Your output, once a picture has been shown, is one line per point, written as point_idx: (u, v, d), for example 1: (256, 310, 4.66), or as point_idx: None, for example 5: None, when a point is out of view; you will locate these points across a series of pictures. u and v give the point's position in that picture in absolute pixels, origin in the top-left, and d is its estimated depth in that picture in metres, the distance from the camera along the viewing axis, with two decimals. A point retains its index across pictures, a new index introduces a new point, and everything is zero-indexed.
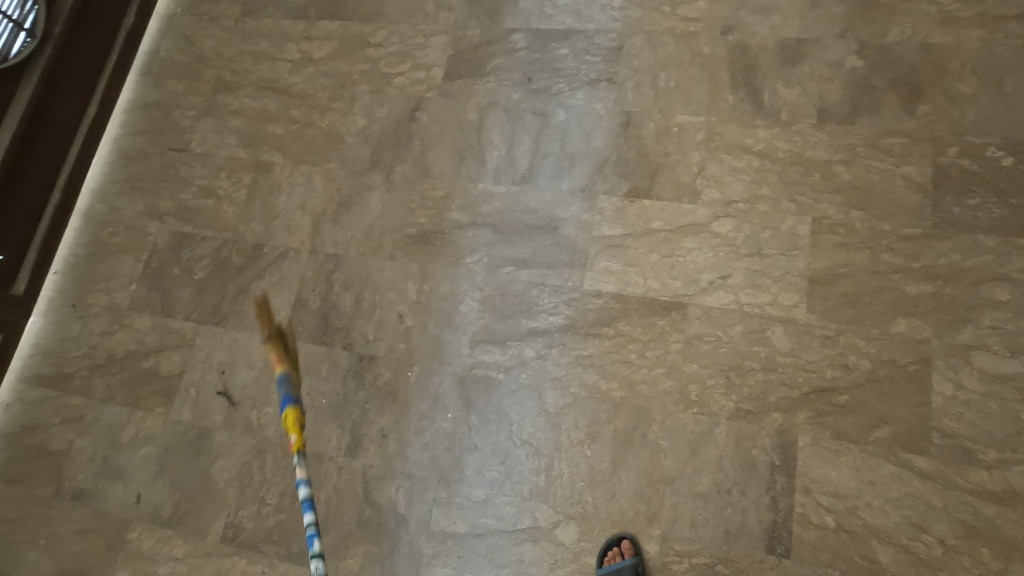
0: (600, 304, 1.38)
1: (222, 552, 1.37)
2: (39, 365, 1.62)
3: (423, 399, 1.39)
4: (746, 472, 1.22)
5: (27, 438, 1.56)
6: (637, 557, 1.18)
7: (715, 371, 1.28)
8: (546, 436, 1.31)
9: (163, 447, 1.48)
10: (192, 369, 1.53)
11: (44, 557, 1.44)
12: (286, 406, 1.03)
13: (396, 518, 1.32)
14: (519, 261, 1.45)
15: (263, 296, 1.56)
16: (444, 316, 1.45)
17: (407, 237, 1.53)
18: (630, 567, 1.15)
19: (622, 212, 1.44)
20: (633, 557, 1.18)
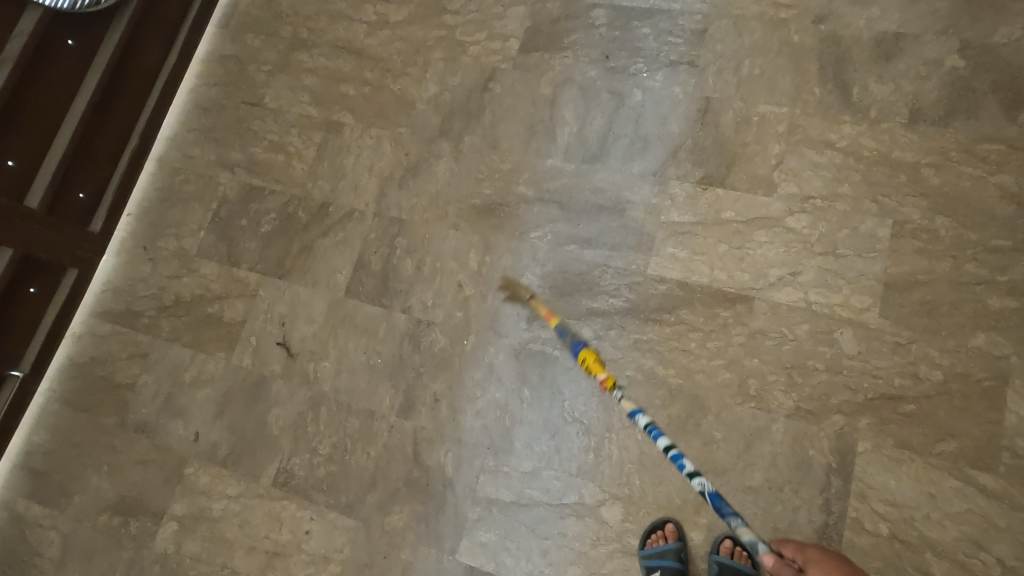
0: (664, 290, 1.37)
1: (272, 495, 1.42)
2: (110, 302, 1.69)
3: (478, 368, 1.41)
4: (801, 472, 1.20)
5: (96, 370, 1.63)
6: (681, 543, 1.20)
7: (777, 368, 1.27)
8: (598, 416, 1.32)
9: (223, 390, 1.53)
10: (254, 318, 1.58)
11: (106, 482, 1.52)
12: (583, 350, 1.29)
13: (444, 481, 1.34)
14: (583, 240, 1.45)
15: (327, 254, 1.59)
16: (504, 289, 1.45)
17: (473, 208, 1.54)
18: (675, 553, 1.18)
19: (693, 199, 1.42)
20: (678, 542, 1.20)
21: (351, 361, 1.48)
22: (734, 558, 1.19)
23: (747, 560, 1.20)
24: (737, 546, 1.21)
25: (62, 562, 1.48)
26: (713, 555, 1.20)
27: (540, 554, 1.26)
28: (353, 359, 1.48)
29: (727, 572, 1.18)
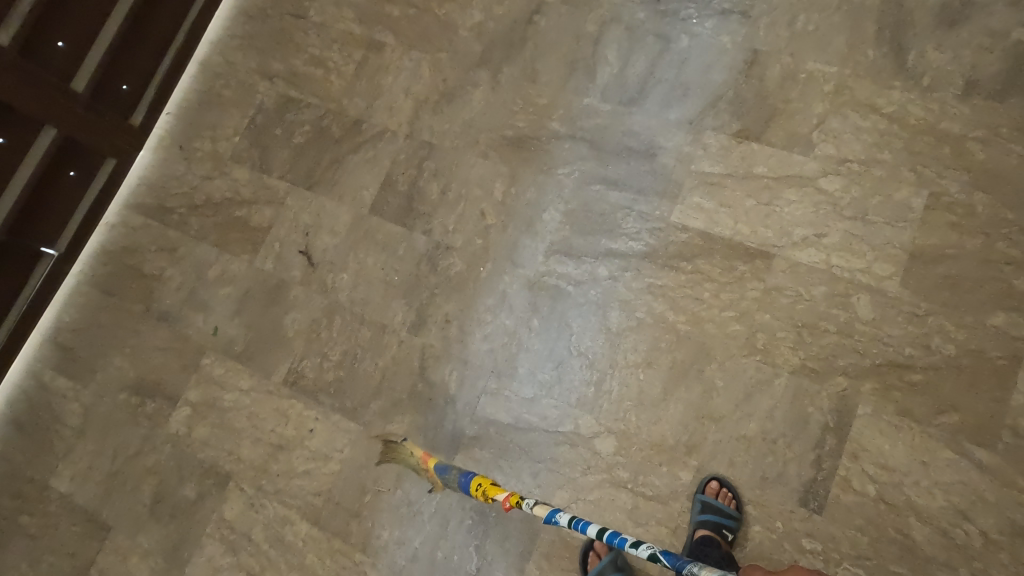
0: (684, 238, 1.36)
1: (281, 393, 1.48)
2: (144, 196, 1.73)
3: (491, 294, 1.43)
4: (796, 426, 1.21)
5: (126, 258, 1.69)
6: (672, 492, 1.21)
7: (788, 325, 1.27)
8: (603, 353, 1.34)
9: (243, 289, 1.58)
10: (280, 225, 1.61)
11: (128, 364, 1.59)
12: (476, 481, 1.19)
13: (446, 397, 1.39)
14: (610, 181, 1.44)
15: (356, 170, 1.61)
16: (525, 221, 1.46)
17: (504, 139, 1.54)
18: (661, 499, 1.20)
19: (726, 151, 1.40)
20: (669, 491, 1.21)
21: (369, 275, 1.51)
22: (719, 499, 1.18)
23: (733, 504, 1.18)
24: (725, 489, 1.19)
25: (82, 431, 1.57)
26: (698, 494, 1.20)
27: (530, 475, 1.30)
28: (370, 274, 1.51)
29: (707, 511, 1.16)
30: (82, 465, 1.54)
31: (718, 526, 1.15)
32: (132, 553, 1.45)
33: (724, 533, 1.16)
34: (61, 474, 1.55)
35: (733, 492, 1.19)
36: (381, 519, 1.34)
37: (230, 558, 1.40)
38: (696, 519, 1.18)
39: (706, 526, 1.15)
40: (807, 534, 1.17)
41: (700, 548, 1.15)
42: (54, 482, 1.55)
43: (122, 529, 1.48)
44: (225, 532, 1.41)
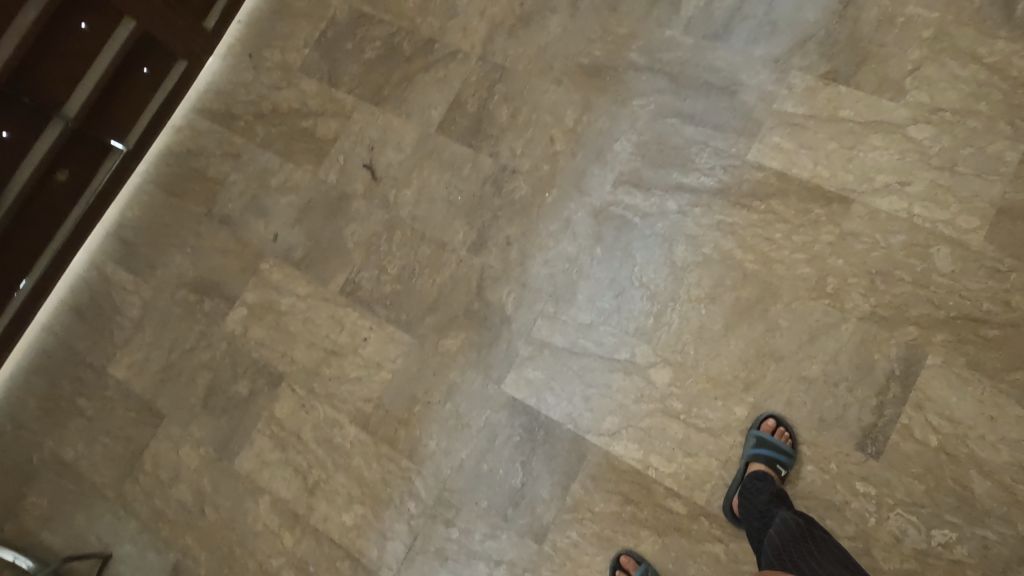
0: (760, 177, 1.33)
1: (338, 302, 1.50)
2: (211, 101, 1.73)
3: (555, 220, 1.42)
4: (860, 371, 1.20)
5: (191, 161, 1.70)
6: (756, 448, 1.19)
7: (861, 272, 1.24)
8: (665, 285, 1.32)
9: (305, 199, 1.59)
10: (345, 139, 1.61)
11: (188, 263, 1.62)
12: None
13: (502, 318, 1.39)
14: (687, 115, 1.40)
15: (424, 89, 1.59)
16: (596, 150, 1.44)
17: (579, 67, 1.50)
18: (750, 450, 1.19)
19: (812, 92, 1.35)
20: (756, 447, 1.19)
21: (432, 194, 1.51)
22: (775, 435, 1.18)
23: (789, 441, 1.18)
24: (782, 427, 1.19)
25: (140, 323, 1.61)
26: (753, 430, 1.20)
27: (582, 399, 1.31)
28: (433, 193, 1.51)
29: (761, 445, 1.16)
30: (139, 356, 1.59)
31: (773, 462, 1.15)
32: (185, 441, 1.50)
33: (778, 468, 1.16)
34: (119, 362, 1.60)
35: (790, 431, 1.19)
36: (430, 429, 1.37)
37: (279, 454, 1.44)
38: (749, 454, 1.18)
39: (760, 461, 1.16)
40: (861, 477, 1.16)
41: (753, 482, 1.15)
42: (112, 369, 1.60)
43: (176, 419, 1.53)
44: (275, 430, 1.45)
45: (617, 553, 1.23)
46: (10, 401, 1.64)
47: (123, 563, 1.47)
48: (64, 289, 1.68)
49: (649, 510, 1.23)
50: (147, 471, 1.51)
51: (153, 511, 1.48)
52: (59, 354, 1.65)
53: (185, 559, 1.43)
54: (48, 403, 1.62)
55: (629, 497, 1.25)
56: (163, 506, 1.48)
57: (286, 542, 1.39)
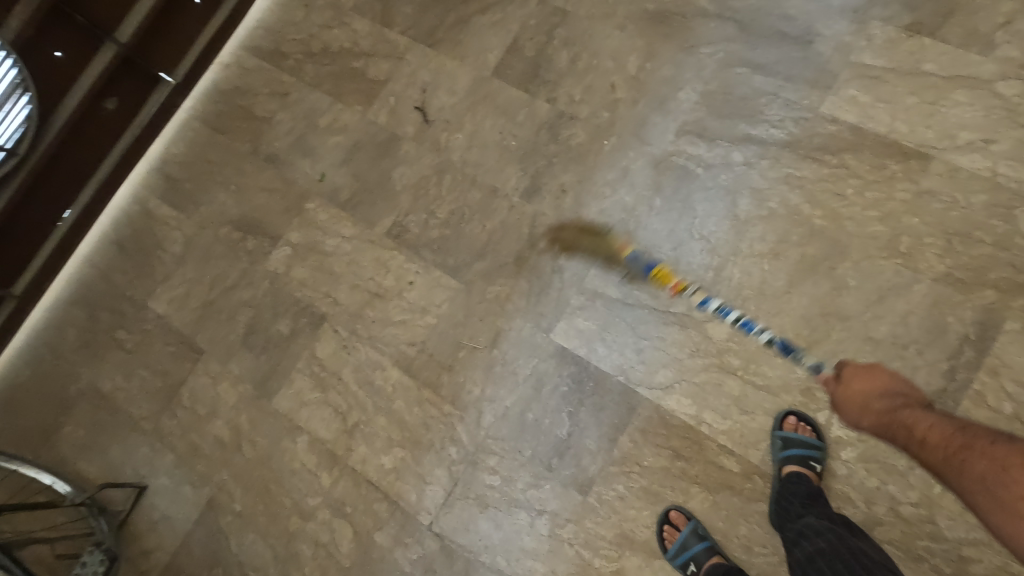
0: (832, 131, 1.27)
1: (383, 244, 1.47)
2: (260, 39, 1.68)
3: (612, 169, 1.37)
4: (932, 334, 1.14)
5: (237, 99, 1.66)
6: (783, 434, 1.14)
7: (937, 232, 1.18)
8: (727, 239, 1.27)
9: (353, 140, 1.56)
10: (396, 80, 1.57)
11: (231, 200, 1.59)
12: None
13: (553, 266, 1.35)
14: (757, 65, 1.34)
15: (480, 32, 1.54)
16: (658, 98, 1.39)
17: (644, 13, 1.44)
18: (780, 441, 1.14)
19: (893, 44, 1.28)
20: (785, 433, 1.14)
21: (484, 138, 1.47)
22: (799, 433, 1.14)
23: (814, 434, 1.14)
24: (803, 422, 1.15)
25: (182, 259, 1.58)
26: (776, 431, 1.16)
27: (634, 351, 1.27)
28: (486, 137, 1.47)
29: (790, 447, 1.12)
30: (179, 291, 1.56)
31: (804, 459, 1.11)
32: (223, 378, 1.48)
33: (813, 464, 1.11)
34: (159, 297, 1.57)
35: (812, 424, 1.15)
36: (474, 376, 1.33)
37: (319, 394, 1.41)
38: (779, 458, 1.13)
39: (792, 463, 1.11)
40: None
41: (786, 489, 1.11)
42: (152, 303, 1.57)
43: (215, 355, 1.50)
44: (315, 369, 1.43)
45: (664, 509, 1.19)
46: (50, 330, 1.62)
47: (158, 496, 1.44)
48: (106, 223, 1.65)
49: (700, 467, 1.20)
50: (184, 406, 1.48)
51: (189, 446, 1.46)
52: (98, 286, 1.62)
53: (220, 495, 1.41)
54: (87, 335, 1.59)
55: (680, 453, 1.21)
56: (199, 441, 1.45)
57: (323, 482, 1.36)
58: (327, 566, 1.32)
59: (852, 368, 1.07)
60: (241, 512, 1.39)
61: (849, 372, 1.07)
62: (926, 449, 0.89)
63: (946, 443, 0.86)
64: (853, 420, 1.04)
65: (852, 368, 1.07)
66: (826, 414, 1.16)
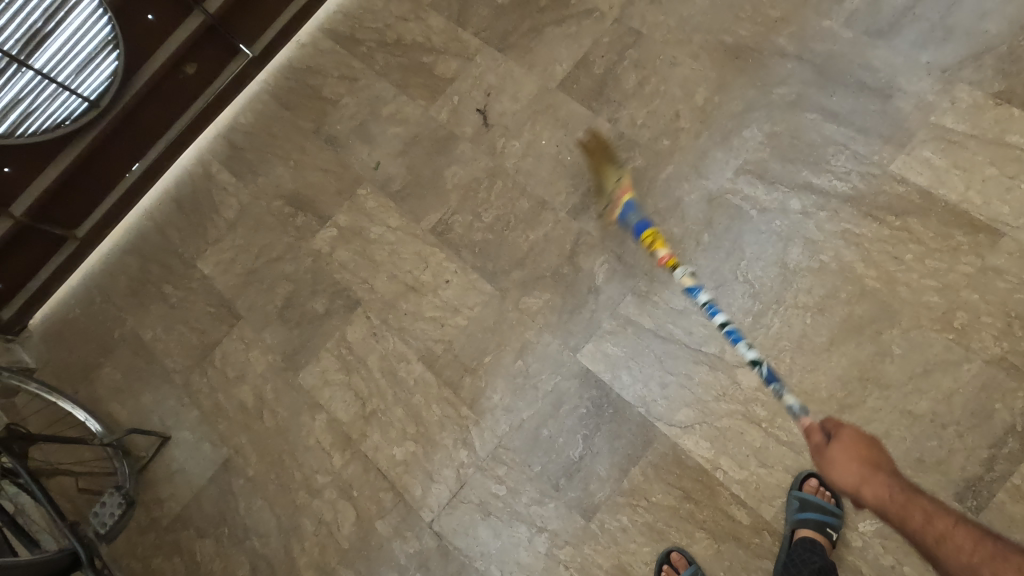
0: (900, 192, 1.22)
1: (426, 240, 1.48)
2: (338, 23, 1.73)
3: (665, 198, 1.35)
4: (975, 418, 1.09)
5: (308, 78, 1.71)
6: (798, 494, 1.13)
7: (998, 312, 1.13)
8: (771, 285, 1.24)
9: (413, 133, 1.58)
10: (463, 80, 1.58)
11: (288, 175, 1.64)
12: None
13: (590, 287, 1.34)
14: (829, 113, 1.31)
15: (552, 42, 1.54)
16: (723, 132, 1.36)
17: (721, 45, 1.42)
18: (795, 502, 1.12)
19: (978, 110, 1.23)
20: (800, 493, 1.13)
21: (541, 149, 1.47)
22: (818, 496, 1.12)
23: (832, 500, 1.12)
24: (822, 485, 1.14)
25: (234, 225, 1.64)
26: (793, 490, 1.14)
27: (659, 385, 1.25)
28: (542, 148, 1.47)
29: (807, 510, 1.10)
30: (227, 255, 1.62)
31: (821, 525, 1.09)
32: (255, 345, 1.53)
33: (828, 531, 1.09)
34: (207, 258, 1.63)
35: (830, 488, 1.14)
36: (495, 383, 1.34)
37: (343, 376, 1.44)
38: (793, 519, 1.11)
39: (807, 526, 1.09)
40: None
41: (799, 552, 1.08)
42: (200, 263, 1.63)
43: (251, 322, 1.55)
44: (343, 352, 1.46)
45: (666, 548, 1.17)
46: (102, 275, 1.70)
47: (178, 448, 1.50)
48: (168, 180, 1.72)
49: (709, 513, 1.17)
50: (215, 366, 1.54)
51: (214, 406, 1.51)
52: (153, 240, 1.69)
53: (236, 458, 1.45)
54: (136, 284, 1.66)
55: (690, 495, 1.19)
56: (224, 403, 1.50)
57: (334, 463, 1.39)
58: (326, 544, 1.35)
59: (849, 434, 0.93)
60: (253, 477, 1.43)
61: (843, 438, 0.93)
62: (944, 545, 0.81)
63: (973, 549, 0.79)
64: (849, 484, 0.89)
65: (838, 452, 0.91)
66: None
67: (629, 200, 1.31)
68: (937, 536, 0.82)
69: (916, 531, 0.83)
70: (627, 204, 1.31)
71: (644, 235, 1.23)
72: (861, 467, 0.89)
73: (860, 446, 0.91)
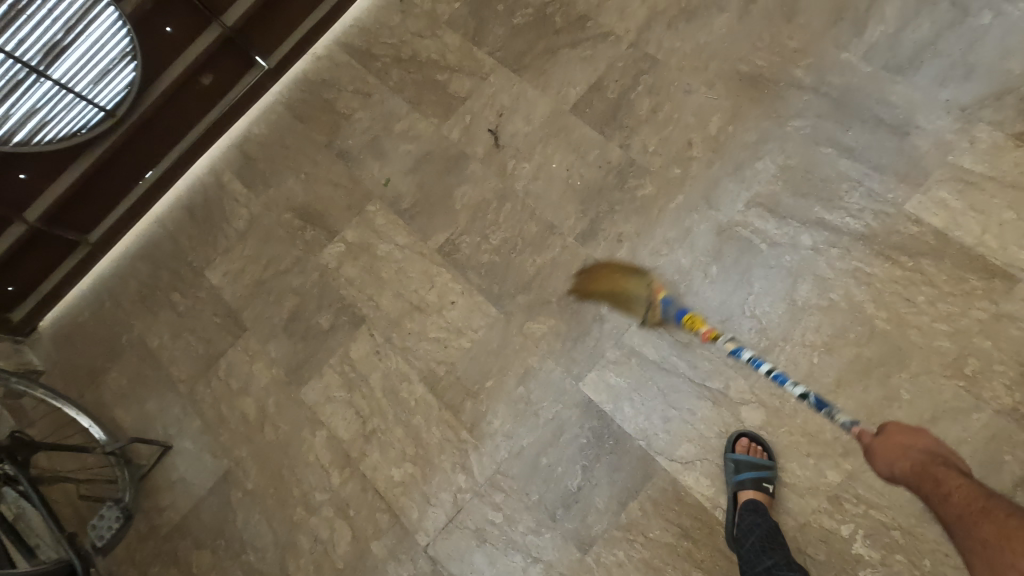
0: (915, 232, 1.20)
1: (433, 259, 1.48)
2: (354, 37, 1.73)
3: (674, 227, 1.34)
4: (984, 469, 1.07)
5: (322, 91, 1.71)
6: (736, 457, 1.14)
7: (1010, 361, 1.10)
8: (779, 322, 1.22)
9: (424, 150, 1.58)
10: (476, 99, 1.58)
11: (299, 188, 1.65)
12: None
13: (595, 314, 1.33)
14: (844, 148, 1.29)
15: (567, 64, 1.53)
16: (736, 163, 1.35)
17: (737, 74, 1.41)
18: (734, 465, 1.13)
19: (998, 152, 1.21)
20: (738, 457, 1.14)
21: (551, 172, 1.46)
22: (750, 455, 1.14)
23: (764, 454, 1.15)
24: (753, 443, 1.16)
25: (243, 235, 1.65)
26: (728, 455, 1.16)
27: (661, 418, 1.23)
28: (553, 172, 1.46)
29: (742, 471, 1.12)
30: (235, 266, 1.63)
31: (758, 482, 1.11)
32: (259, 358, 1.53)
33: (765, 486, 1.12)
34: (216, 268, 1.64)
35: (762, 444, 1.16)
36: (496, 408, 1.33)
37: (345, 393, 1.44)
38: (733, 482, 1.13)
39: (746, 486, 1.11)
40: None
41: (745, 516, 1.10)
42: (208, 272, 1.64)
43: (256, 334, 1.55)
44: (345, 368, 1.46)
45: None
46: (112, 280, 1.71)
47: (180, 458, 1.51)
48: (181, 188, 1.74)
49: (707, 551, 1.16)
50: (219, 377, 1.55)
51: (217, 416, 1.52)
52: (163, 246, 1.70)
53: (236, 470, 1.46)
54: (145, 291, 1.68)
55: (688, 532, 1.17)
56: (227, 414, 1.51)
57: (333, 480, 1.39)
58: (321, 562, 1.34)
59: (895, 426, 1.01)
60: (252, 490, 1.43)
61: (889, 430, 1.00)
62: (948, 507, 0.86)
63: (968, 503, 0.84)
64: (885, 470, 0.98)
65: (895, 427, 1.00)
66: (851, 528, 1.10)
67: (666, 296, 1.26)
68: (942, 496, 0.88)
69: (975, 526, 0.81)
70: (663, 299, 1.26)
71: (683, 319, 1.22)
72: (906, 453, 0.96)
73: (903, 440, 0.98)
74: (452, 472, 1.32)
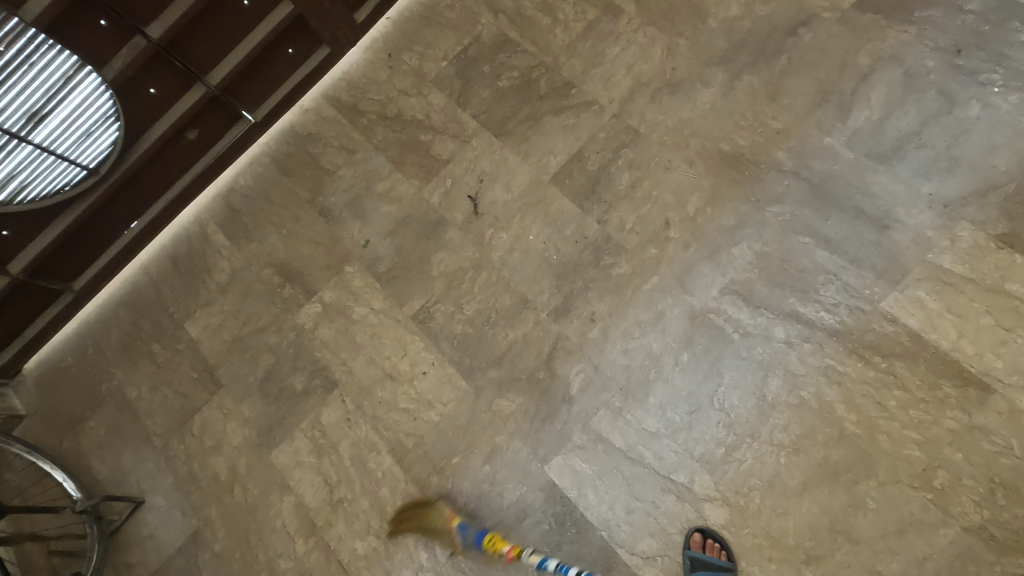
0: (889, 331, 1.18)
1: (407, 326, 1.48)
2: (342, 90, 1.74)
3: (647, 309, 1.32)
4: None
5: (308, 145, 1.72)
6: (692, 555, 1.14)
7: (980, 476, 1.07)
8: (748, 418, 1.20)
9: (404, 213, 1.57)
10: (457, 163, 1.57)
11: (280, 244, 1.65)
12: None
13: (564, 396, 1.32)
14: (822, 238, 1.26)
15: (550, 132, 1.52)
16: (713, 247, 1.33)
17: (718, 153, 1.38)
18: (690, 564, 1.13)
19: (979, 253, 1.18)
20: (694, 554, 1.14)
21: (527, 244, 1.45)
22: (706, 552, 1.13)
23: (723, 553, 1.13)
24: (710, 539, 1.14)
25: (223, 289, 1.65)
26: (684, 551, 1.15)
27: (625, 509, 1.22)
28: (529, 244, 1.45)
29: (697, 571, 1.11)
30: (215, 320, 1.63)
31: None
32: (233, 417, 1.54)
33: None
34: (195, 321, 1.65)
35: (721, 540, 1.14)
36: (461, 486, 1.32)
37: (314, 459, 1.44)
38: None
39: None
40: None
41: None
42: (188, 325, 1.65)
43: (231, 392, 1.56)
44: (316, 434, 1.46)
45: None
46: (96, 326, 1.73)
47: (151, 513, 1.52)
48: (167, 236, 1.75)
49: None
50: (193, 434, 1.55)
51: (189, 473, 1.52)
52: (147, 295, 1.72)
53: (204, 530, 1.46)
54: (127, 340, 1.69)
55: None
56: (199, 472, 1.52)
57: (297, 549, 1.39)
58: None
59: None
60: (219, 553, 1.44)
61: None
62: None
63: None
64: None
65: None
66: None
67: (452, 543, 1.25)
68: None
69: None
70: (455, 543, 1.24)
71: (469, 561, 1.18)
72: None
73: None
74: (414, 550, 1.31)
